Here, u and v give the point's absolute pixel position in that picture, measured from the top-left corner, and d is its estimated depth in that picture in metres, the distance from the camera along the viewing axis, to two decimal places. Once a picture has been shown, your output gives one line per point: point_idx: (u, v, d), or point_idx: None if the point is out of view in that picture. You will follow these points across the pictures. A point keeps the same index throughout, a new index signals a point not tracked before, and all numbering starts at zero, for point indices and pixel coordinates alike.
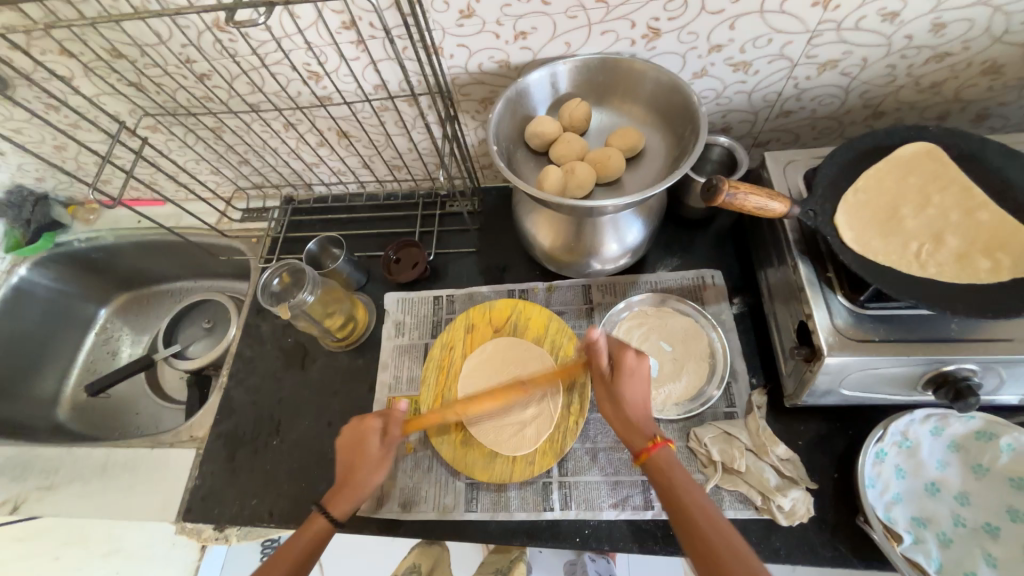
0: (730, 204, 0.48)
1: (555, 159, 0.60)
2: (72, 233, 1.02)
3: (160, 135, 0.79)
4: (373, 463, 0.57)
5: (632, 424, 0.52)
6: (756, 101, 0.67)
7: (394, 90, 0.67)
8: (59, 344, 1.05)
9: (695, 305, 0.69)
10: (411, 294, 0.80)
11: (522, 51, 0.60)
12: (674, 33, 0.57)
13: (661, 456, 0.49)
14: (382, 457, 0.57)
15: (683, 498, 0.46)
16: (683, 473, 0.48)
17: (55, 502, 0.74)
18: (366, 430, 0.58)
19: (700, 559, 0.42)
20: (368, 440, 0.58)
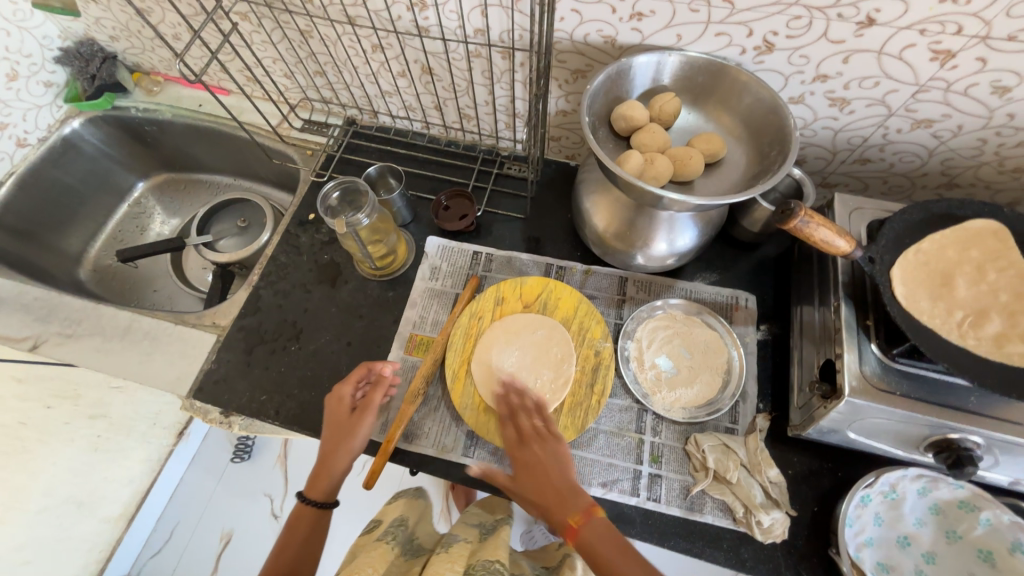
0: (801, 231, 0.49)
1: (635, 145, 0.60)
2: (131, 99, 1.01)
3: (249, 24, 0.78)
4: (344, 433, 0.61)
5: (546, 430, 0.59)
6: (839, 141, 0.68)
7: (494, 38, 0.67)
8: (93, 205, 1.07)
9: (724, 322, 0.71)
10: (451, 243, 0.81)
11: (632, 32, 0.60)
12: (786, 52, 0.57)
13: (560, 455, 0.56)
14: (352, 425, 0.62)
15: (572, 490, 0.52)
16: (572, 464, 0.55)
17: (73, 350, 0.76)
18: (334, 400, 0.63)
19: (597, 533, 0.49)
20: (340, 409, 0.63)
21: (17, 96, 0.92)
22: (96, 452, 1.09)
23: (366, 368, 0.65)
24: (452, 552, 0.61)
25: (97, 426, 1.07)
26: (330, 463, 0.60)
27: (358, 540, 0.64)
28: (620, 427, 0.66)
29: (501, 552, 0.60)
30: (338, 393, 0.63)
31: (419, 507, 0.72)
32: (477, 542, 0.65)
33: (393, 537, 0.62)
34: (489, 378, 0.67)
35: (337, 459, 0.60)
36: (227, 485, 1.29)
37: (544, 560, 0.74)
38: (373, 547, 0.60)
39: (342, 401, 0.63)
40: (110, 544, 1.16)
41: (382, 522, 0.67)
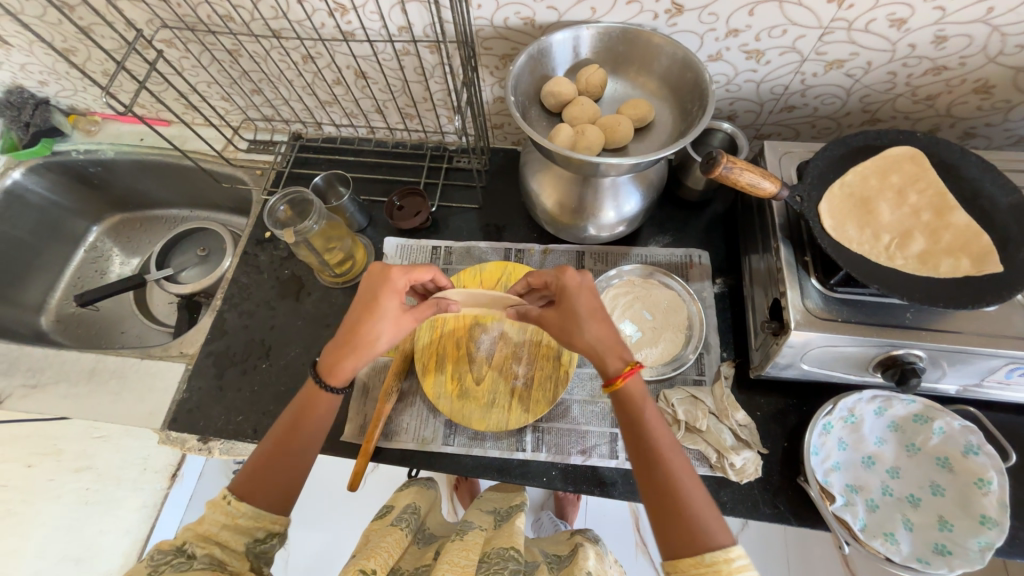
0: (727, 177, 0.52)
1: (567, 119, 0.62)
2: (71, 143, 1.00)
3: (176, 50, 0.78)
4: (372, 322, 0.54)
5: (597, 351, 0.52)
6: (763, 92, 0.70)
7: (418, 34, 0.69)
8: (47, 255, 1.05)
9: (680, 280, 0.74)
10: (409, 242, 0.82)
11: (548, 11, 0.62)
12: (696, 11, 0.59)
13: (633, 382, 0.50)
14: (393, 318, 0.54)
15: (646, 423, 0.49)
16: (649, 402, 0.50)
17: (41, 400, 0.75)
18: (386, 286, 0.54)
19: (660, 496, 0.45)
20: (392, 291, 0.55)
21: None
22: (86, 505, 1.09)
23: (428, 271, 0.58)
24: (466, 540, 0.61)
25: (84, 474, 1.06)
26: (366, 342, 0.53)
27: (372, 524, 0.64)
28: (592, 394, 0.68)
29: (517, 538, 0.59)
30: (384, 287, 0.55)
31: (430, 496, 0.72)
32: (492, 529, 0.65)
33: (407, 523, 0.62)
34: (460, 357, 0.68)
35: (371, 343, 0.54)
36: None
37: (552, 547, 0.71)
38: (389, 532, 0.60)
39: (395, 289, 0.55)
40: None
41: (394, 506, 0.67)
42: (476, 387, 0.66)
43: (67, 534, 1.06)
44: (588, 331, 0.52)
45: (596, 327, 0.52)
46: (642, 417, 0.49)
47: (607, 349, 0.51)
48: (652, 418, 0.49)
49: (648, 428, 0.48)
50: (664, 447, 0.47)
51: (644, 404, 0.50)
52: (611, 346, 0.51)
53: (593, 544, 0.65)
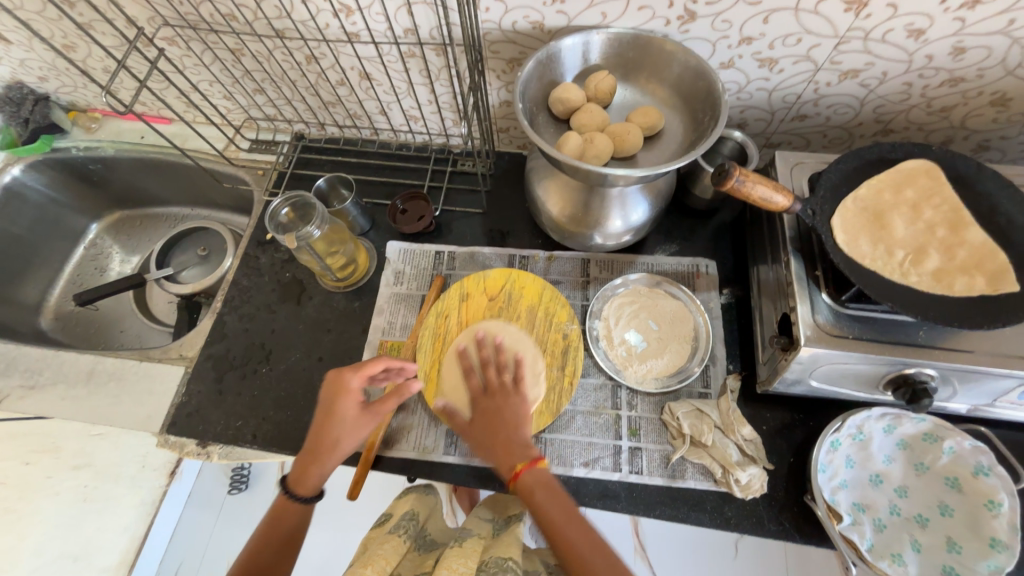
0: (739, 189, 0.50)
1: (575, 127, 0.61)
2: (71, 140, 0.98)
3: (177, 48, 0.77)
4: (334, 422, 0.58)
5: (508, 450, 0.57)
6: (775, 101, 0.69)
7: (424, 37, 0.67)
8: (46, 253, 1.04)
9: (687, 290, 0.73)
10: (412, 246, 0.81)
11: (557, 15, 0.61)
12: (709, 18, 0.58)
13: (531, 475, 0.54)
14: (355, 423, 0.58)
15: (548, 507, 0.51)
16: (556, 491, 0.53)
17: (37, 402, 0.74)
18: (339, 391, 0.59)
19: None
20: (349, 401, 0.58)
21: None
22: (84, 504, 1.08)
23: (382, 364, 0.60)
24: (463, 548, 0.59)
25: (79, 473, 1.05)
26: (334, 454, 0.57)
27: (370, 532, 0.63)
28: (596, 405, 0.67)
29: (514, 548, 0.58)
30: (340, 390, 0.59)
31: (430, 502, 0.71)
32: (490, 537, 0.64)
33: (405, 532, 0.61)
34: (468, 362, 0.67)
35: (340, 452, 0.58)
36: (227, 518, 1.31)
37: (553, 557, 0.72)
38: (385, 539, 0.59)
39: (350, 392, 0.58)
40: None
41: (393, 515, 0.66)
42: None
43: (64, 533, 1.06)
44: (497, 429, 0.59)
45: (507, 432, 0.58)
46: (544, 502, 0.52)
47: (514, 446, 0.57)
48: (564, 506, 0.51)
49: (553, 514, 0.51)
50: (565, 527, 0.50)
51: (554, 493, 0.53)
52: (514, 440, 0.57)
53: None
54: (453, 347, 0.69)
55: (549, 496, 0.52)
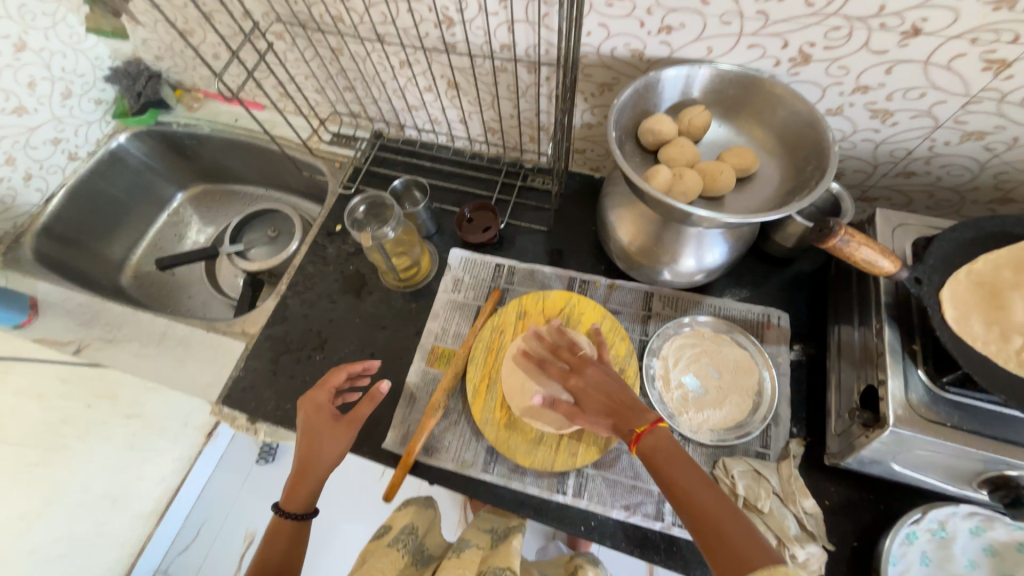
0: (841, 250, 0.47)
1: (663, 160, 0.59)
2: (174, 116, 1.06)
3: (283, 42, 0.81)
4: (319, 433, 0.61)
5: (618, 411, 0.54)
6: (880, 154, 0.65)
7: (520, 54, 0.68)
8: (134, 216, 1.11)
9: (755, 341, 0.69)
10: (474, 256, 0.81)
11: (660, 46, 0.59)
12: (824, 63, 0.55)
13: (654, 439, 0.50)
14: (334, 429, 0.62)
15: (672, 473, 0.48)
16: (678, 454, 0.49)
17: (111, 356, 0.79)
18: (311, 405, 0.64)
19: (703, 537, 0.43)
20: (320, 415, 0.63)
21: (71, 113, 0.98)
22: (129, 451, 1.15)
23: (345, 371, 0.66)
24: (462, 557, 0.60)
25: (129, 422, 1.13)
26: (314, 468, 0.60)
27: (369, 547, 0.64)
28: None
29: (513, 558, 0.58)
30: (315, 403, 0.64)
31: (429, 517, 0.69)
32: (488, 548, 0.63)
33: (404, 544, 0.62)
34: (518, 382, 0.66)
35: (319, 464, 0.60)
36: (252, 484, 1.35)
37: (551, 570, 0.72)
38: (384, 552, 0.60)
39: (321, 407, 0.64)
40: (140, 541, 1.23)
41: (392, 528, 0.66)
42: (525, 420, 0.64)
43: (109, 476, 1.12)
44: (602, 395, 0.56)
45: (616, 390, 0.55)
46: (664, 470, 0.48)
47: (628, 410, 0.54)
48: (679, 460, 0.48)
49: (675, 481, 0.47)
50: (694, 495, 0.46)
51: (674, 451, 0.49)
52: (628, 404, 0.54)
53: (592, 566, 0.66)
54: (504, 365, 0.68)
55: (667, 459, 0.49)
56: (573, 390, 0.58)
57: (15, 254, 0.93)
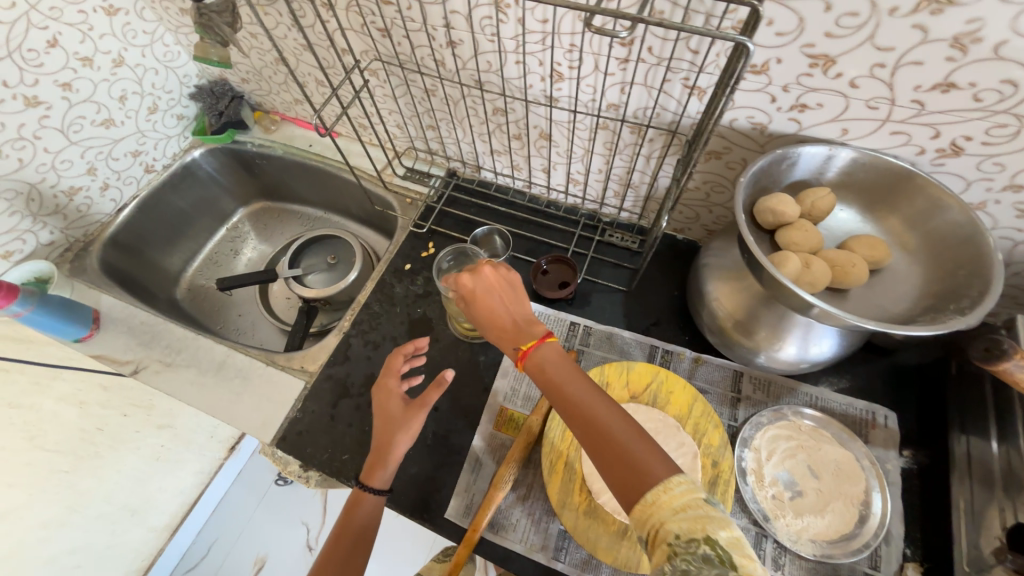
0: (1012, 375, 0.43)
1: (783, 243, 0.55)
2: (250, 136, 1.07)
3: (377, 79, 0.81)
4: (393, 422, 0.60)
5: (508, 331, 0.50)
6: (1017, 253, 0.59)
7: (627, 114, 0.65)
8: (196, 229, 1.11)
9: (861, 442, 0.62)
10: (548, 311, 0.77)
11: (788, 122, 0.56)
12: (976, 158, 0.51)
13: (537, 354, 0.48)
14: (405, 416, 0.60)
15: (570, 392, 0.46)
16: (563, 371, 0.47)
17: (168, 380, 0.77)
18: (382, 390, 0.63)
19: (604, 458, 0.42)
20: (391, 402, 0.61)
21: (154, 127, 0.99)
22: (157, 466, 1.12)
23: (405, 355, 0.65)
24: None
25: (161, 435, 1.10)
26: (391, 455, 0.59)
27: None
28: None
29: None
30: (386, 388, 0.63)
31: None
32: None
33: None
34: None
35: (395, 450, 0.59)
36: (267, 508, 1.34)
37: None
38: None
39: (392, 394, 0.62)
40: (152, 553, 1.21)
41: None
42: (607, 508, 0.58)
43: (134, 488, 1.09)
44: (494, 320, 0.51)
45: (508, 309, 0.52)
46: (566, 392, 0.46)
47: (513, 327, 0.50)
48: (566, 375, 0.47)
49: (586, 407, 0.45)
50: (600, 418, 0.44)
51: (564, 369, 0.47)
52: (501, 324, 0.51)
53: None
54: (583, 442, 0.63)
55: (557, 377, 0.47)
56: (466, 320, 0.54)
57: (82, 263, 0.93)
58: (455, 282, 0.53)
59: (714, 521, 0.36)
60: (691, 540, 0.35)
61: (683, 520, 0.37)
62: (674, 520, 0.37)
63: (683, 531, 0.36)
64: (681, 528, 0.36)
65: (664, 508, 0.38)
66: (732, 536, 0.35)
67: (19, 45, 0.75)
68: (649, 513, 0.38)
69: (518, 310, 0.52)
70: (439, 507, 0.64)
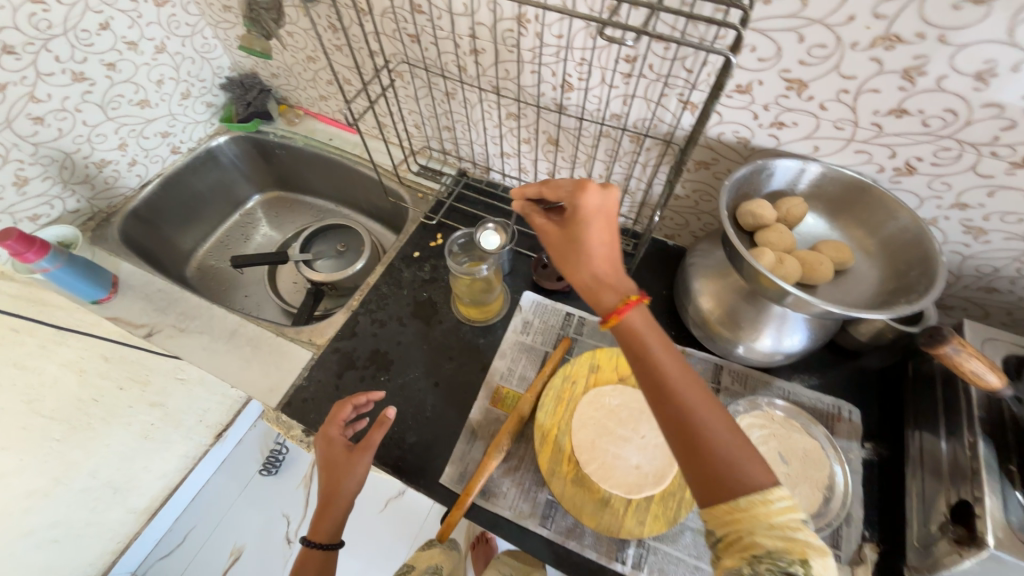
0: (949, 358, 0.49)
1: (761, 242, 0.61)
2: (273, 127, 1.13)
3: (402, 80, 0.88)
4: (338, 470, 0.63)
5: (597, 276, 0.49)
6: (965, 267, 0.66)
7: (629, 124, 0.72)
8: (212, 211, 1.16)
9: (827, 432, 0.68)
10: (546, 302, 0.83)
11: (768, 138, 0.63)
12: (928, 177, 0.58)
13: (631, 313, 0.47)
14: (347, 464, 0.63)
15: (659, 368, 0.45)
16: (653, 341, 0.46)
17: (181, 344, 0.80)
18: (324, 441, 0.66)
19: (690, 443, 0.42)
20: (333, 450, 0.65)
21: (184, 112, 1.05)
22: (145, 440, 1.12)
23: (349, 404, 0.68)
24: None
25: (153, 413, 1.11)
26: (337, 503, 0.63)
27: None
28: None
29: None
30: (328, 437, 0.66)
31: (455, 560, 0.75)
32: None
33: None
34: (588, 440, 0.65)
35: (341, 500, 0.63)
36: (249, 497, 1.34)
37: None
38: None
39: (333, 441, 0.66)
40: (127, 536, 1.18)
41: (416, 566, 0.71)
42: (592, 478, 0.63)
43: (121, 463, 1.09)
44: (588, 255, 0.50)
45: (606, 250, 0.50)
46: (663, 372, 0.45)
47: (606, 275, 0.49)
48: (664, 349, 0.46)
49: (676, 388, 0.44)
50: (688, 397, 0.44)
51: (660, 343, 0.46)
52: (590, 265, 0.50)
53: None
54: (572, 417, 0.67)
55: (648, 350, 0.46)
56: (552, 238, 0.53)
57: (103, 231, 0.97)
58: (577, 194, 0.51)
59: (813, 548, 0.38)
60: (783, 557, 0.38)
61: (779, 537, 0.38)
62: (768, 535, 0.39)
63: (777, 549, 0.38)
64: (774, 545, 0.38)
65: (758, 522, 0.39)
66: (825, 564, 0.38)
67: (74, 26, 0.81)
68: (737, 521, 0.40)
69: (616, 255, 0.50)
70: (434, 473, 0.68)
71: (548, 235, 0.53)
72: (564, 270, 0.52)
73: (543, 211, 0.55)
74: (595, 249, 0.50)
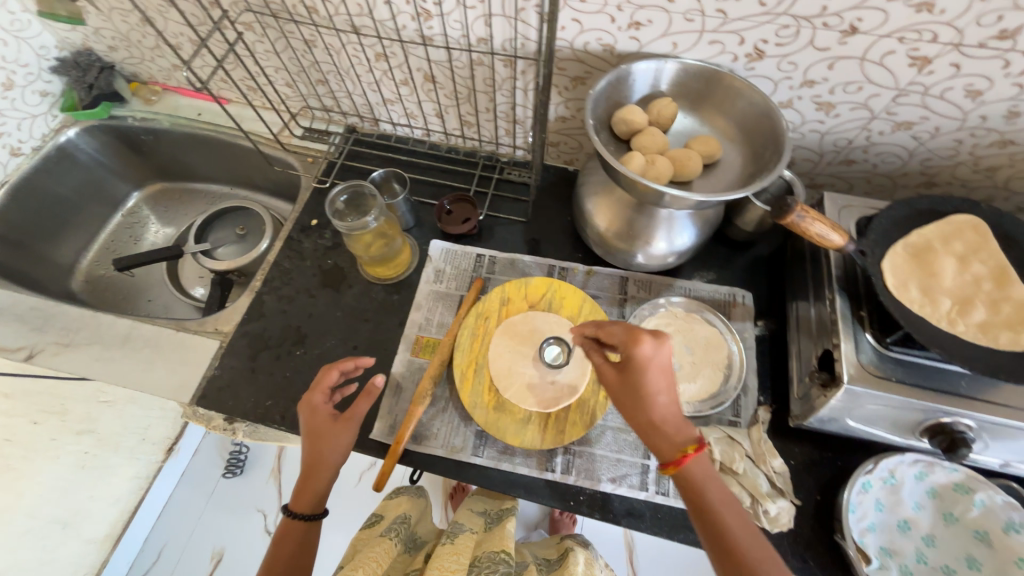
0: (798, 225, 0.53)
1: (635, 147, 0.62)
2: (129, 109, 1.01)
3: (253, 33, 0.80)
4: (327, 438, 0.58)
5: (660, 426, 0.49)
6: (825, 143, 0.71)
7: (497, 47, 0.70)
8: (85, 216, 1.04)
9: (723, 318, 0.73)
10: (455, 247, 0.82)
11: (629, 41, 0.63)
12: (775, 59, 0.61)
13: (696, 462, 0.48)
14: (338, 432, 0.58)
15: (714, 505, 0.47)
16: (719, 488, 0.47)
17: (71, 359, 0.74)
18: (309, 411, 0.59)
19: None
20: (319, 419, 0.59)
21: (13, 105, 0.91)
22: (82, 470, 1.00)
23: (336, 369, 0.61)
24: (457, 544, 0.64)
25: (83, 441, 0.99)
26: (323, 473, 0.57)
27: (364, 535, 0.70)
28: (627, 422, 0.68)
29: (507, 542, 0.64)
30: (314, 404, 0.60)
31: (421, 505, 0.77)
32: (482, 532, 0.69)
33: (396, 534, 0.67)
34: (506, 368, 0.67)
35: (327, 471, 0.57)
36: (217, 504, 1.31)
37: (542, 552, 0.78)
38: (378, 543, 0.64)
39: (319, 410, 0.59)
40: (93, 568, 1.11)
41: (384, 517, 0.73)
42: (513, 402, 0.66)
43: (59, 497, 0.98)
44: (649, 406, 0.49)
45: (666, 404, 0.49)
46: (709, 505, 0.47)
47: (667, 425, 0.49)
48: (713, 488, 0.47)
49: (731, 528, 0.45)
50: (734, 528, 0.45)
51: (710, 484, 0.47)
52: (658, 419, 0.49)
53: (583, 550, 0.73)
54: (489, 351, 0.69)
55: (711, 496, 0.47)
56: (603, 381, 0.53)
57: None
58: (631, 343, 0.49)
59: None
60: None
61: None
62: None
63: None
64: None
65: None
66: None
67: None
68: None
69: (675, 397, 0.50)
70: (365, 431, 0.69)
71: (602, 378, 0.53)
72: (626, 419, 0.51)
73: (595, 343, 0.55)
74: (634, 393, 0.49)
